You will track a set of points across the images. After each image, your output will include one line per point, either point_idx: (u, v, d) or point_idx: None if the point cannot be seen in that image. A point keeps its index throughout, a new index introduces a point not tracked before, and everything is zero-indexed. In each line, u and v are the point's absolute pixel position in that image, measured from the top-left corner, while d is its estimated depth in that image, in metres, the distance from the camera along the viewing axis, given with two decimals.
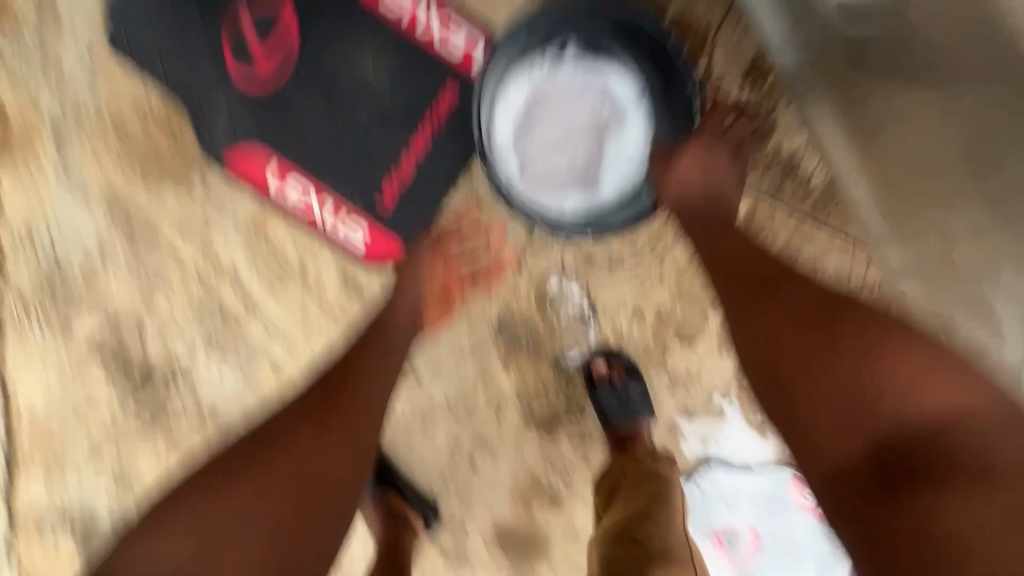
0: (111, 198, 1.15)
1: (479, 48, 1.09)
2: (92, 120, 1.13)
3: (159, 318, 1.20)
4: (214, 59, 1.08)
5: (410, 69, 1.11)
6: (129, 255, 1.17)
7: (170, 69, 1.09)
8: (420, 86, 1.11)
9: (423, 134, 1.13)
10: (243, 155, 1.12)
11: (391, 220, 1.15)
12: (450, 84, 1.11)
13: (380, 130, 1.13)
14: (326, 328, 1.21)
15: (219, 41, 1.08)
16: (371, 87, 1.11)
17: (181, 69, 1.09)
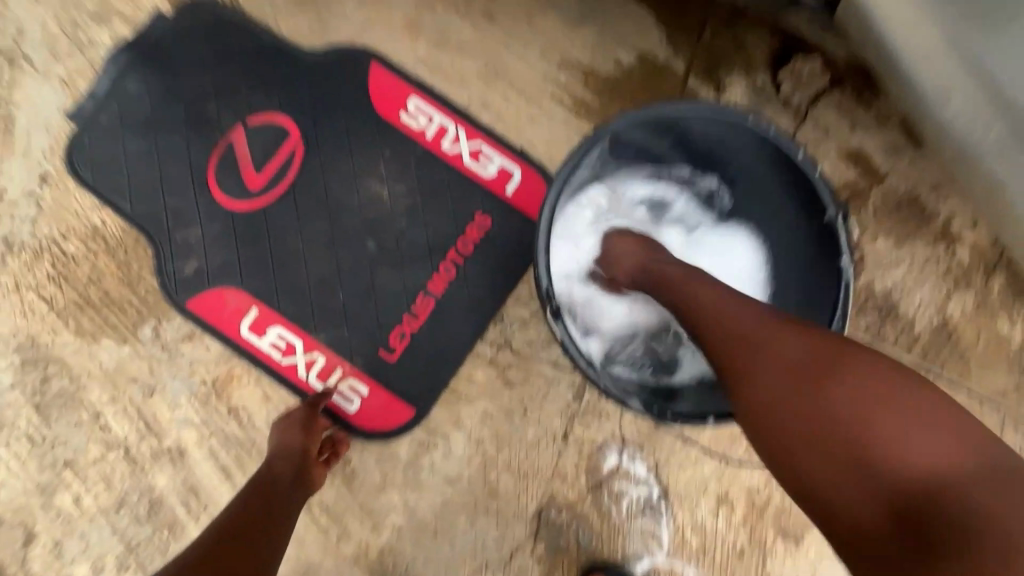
0: (25, 352, 0.87)
1: (515, 178, 0.94)
2: (21, 254, 0.88)
3: (59, 522, 0.85)
4: (194, 181, 0.91)
5: (432, 197, 0.93)
6: (34, 430, 0.86)
7: (141, 199, 0.90)
8: (445, 217, 0.93)
9: (446, 271, 0.92)
10: (215, 299, 0.88)
11: (403, 377, 0.90)
12: (479, 215, 0.93)
13: (392, 267, 0.91)
14: (298, 532, 0.87)
15: (205, 162, 0.91)
16: (386, 223, 0.92)
17: (155, 201, 0.90)
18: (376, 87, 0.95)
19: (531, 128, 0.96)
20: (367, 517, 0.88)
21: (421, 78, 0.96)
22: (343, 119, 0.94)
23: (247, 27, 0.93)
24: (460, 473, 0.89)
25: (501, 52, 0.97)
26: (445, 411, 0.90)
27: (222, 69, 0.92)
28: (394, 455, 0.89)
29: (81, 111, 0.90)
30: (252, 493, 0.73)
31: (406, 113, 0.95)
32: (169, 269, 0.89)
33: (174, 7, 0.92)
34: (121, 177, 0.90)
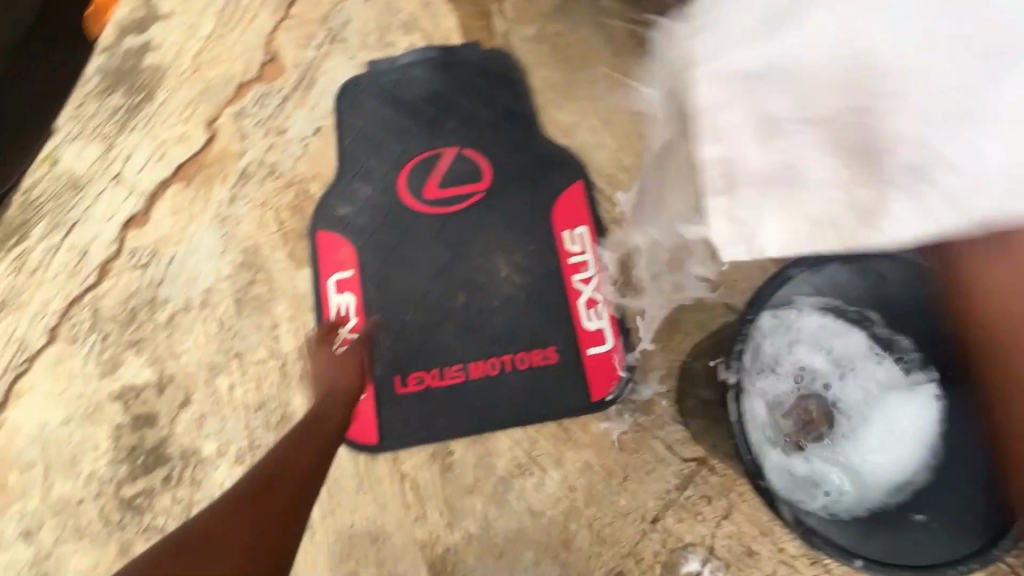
0: (246, 256, 1.05)
1: (604, 346, 0.96)
2: (277, 181, 1.08)
3: (209, 399, 0.99)
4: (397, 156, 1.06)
5: (542, 301, 0.98)
6: (225, 318, 1.02)
7: (367, 149, 1.07)
8: (535, 329, 0.97)
9: (519, 359, 0.96)
10: (335, 245, 1.03)
11: (394, 416, 0.95)
12: (553, 348, 0.96)
13: (472, 341, 0.97)
14: (384, 497, 0.93)
15: (416, 152, 1.06)
16: (497, 290, 0.99)
17: (373, 153, 1.07)
18: (564, 195, 1.02)
19: None
20: (447, 511, 0.91)
21: None
22: (534, 182, 1.03)
23: (513, 65, 1.10)
24: (544, 510, 0.91)
25: None
26: (550, 446, 0.93)
27: (480, 92, 1.08)
28: (491, 466, 0.93)
29: (366, 84, 1.10)
30: (301, 432, 0.65)
31: (569, 232, 1.01)
32: (332, 204, 1.05)
33: (464, 36, 1.11)
34: (366, 140, 1.07)
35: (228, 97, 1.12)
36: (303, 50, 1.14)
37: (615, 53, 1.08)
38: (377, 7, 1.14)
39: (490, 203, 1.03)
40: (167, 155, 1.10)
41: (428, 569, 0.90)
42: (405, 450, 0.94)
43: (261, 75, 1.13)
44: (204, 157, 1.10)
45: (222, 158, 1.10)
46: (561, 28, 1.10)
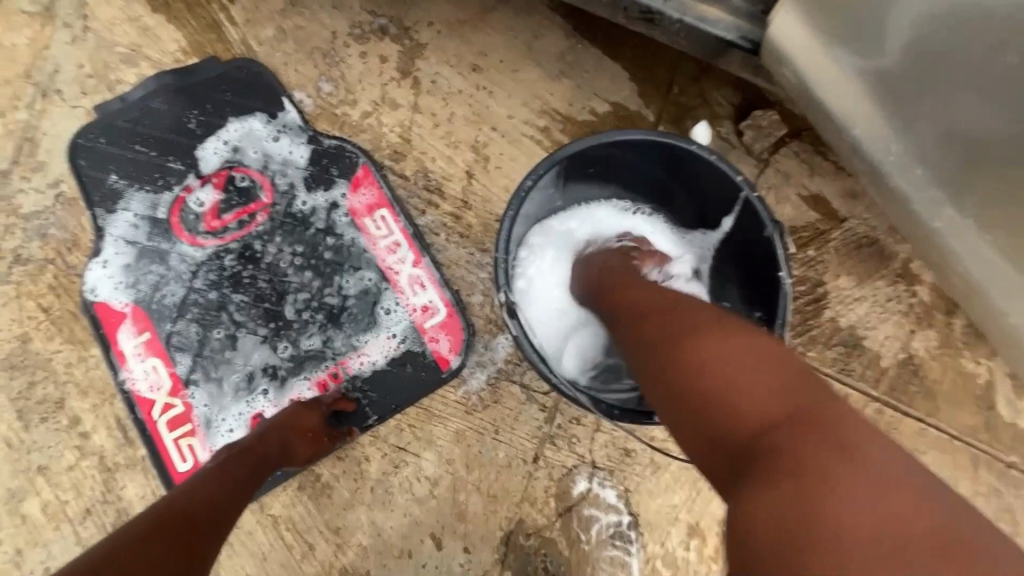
0: (16, 358, 0.90)
1: (439, 315, 0.96)
2: (27, 265, 0.93)
3: (23, 530, 0.85)
4: (159, 195, 0.96)
5: (364, 295, 0.96)
6: (14, 434, 0.88)
7: (119, 202, 0.96)
8: (363, 325, 0.95)
9: (359, 359, 0.93)
10: (120, 307, 0.92)
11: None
12: (389, 336, 0.95)
13: (304, 358, 0.93)
14: (261, 550, 0.86)
15: (182, 187, 0.97)
16: (316, 299, 0.95)
17: (127, 205, 0.96)
18: (356, 186, 1.00)
19: (513, 165, 1.05)
20: (333, 536, 0.86)
21: (413, 120, 1.05)
22: (320, 181, 1.00)
23: (259, 68, 1.03)
24: (431, 491, 0.89)
25: (487, 100, 1.07)
26: (417, 430, 0.91)
27: (234, 104, 1.01)
28: (364, 473, 0.89)
29: (95, 133, 0.98)
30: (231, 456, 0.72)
31: (370, 219, 0.99)
32: (99, 266, 0.94)
33: (195, 53, 1.03)
34: (118, 187, 0.96)
35: None
36: (13, 114, 0.99)
37: (360, 34, 1.07)
38: (87, 46, 1.02)
39: (277, 217, 0.98)
40: None
41: None
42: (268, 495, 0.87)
43: None
44: None
45: None
46: (299, 20, 1.06)
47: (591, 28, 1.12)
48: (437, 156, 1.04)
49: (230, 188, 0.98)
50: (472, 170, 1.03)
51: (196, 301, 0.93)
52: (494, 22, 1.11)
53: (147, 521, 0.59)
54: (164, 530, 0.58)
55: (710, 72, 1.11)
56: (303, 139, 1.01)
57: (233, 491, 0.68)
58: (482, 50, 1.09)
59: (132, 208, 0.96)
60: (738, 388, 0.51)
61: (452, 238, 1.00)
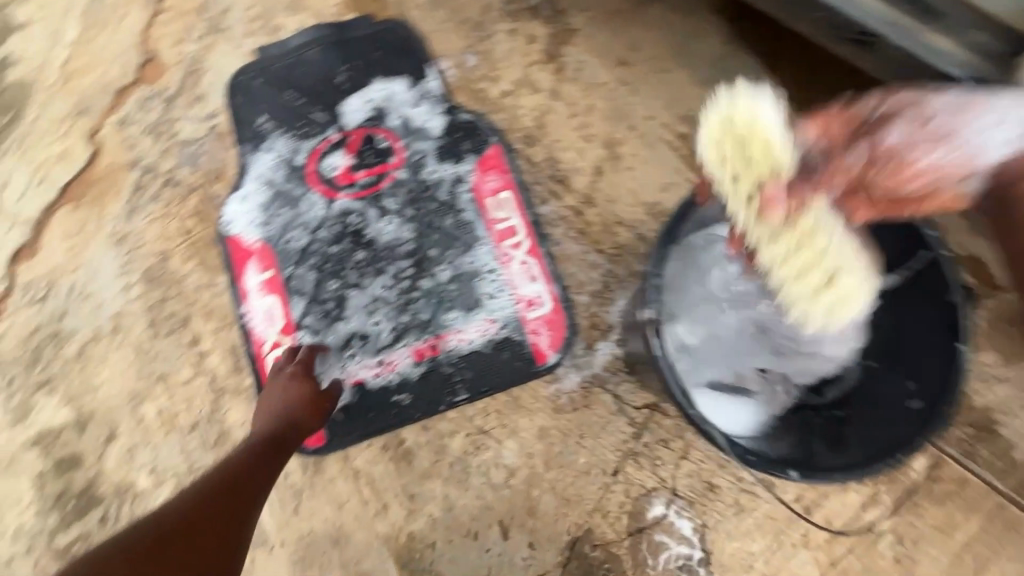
0: (153, 272, 0.97)
1: (544, 308, 0.94)
2: (176, 188, 1.00)
3: (137, 429, 0.92)
4: (300, 143, 1.00)
5: (474, 273, 0.96)
6: (141, 341, 0.95)
7: (264, 143, 1.01)
8: (469, 302, 0.95)
9: (460, 335, 0.94)
10: (250, 243, 0.97)
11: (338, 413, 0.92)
12: (492, 318, 0.95)
13: (409, 323, 0.95)
14: (339, 498, 0.89)
15: (322, 138, 1.00)
16: (428, 269, 0.96)
17: (271, 146, 1.00)
18: (484, 164, 1.00)
19: (644, 169, 1.00)
20: (407, 501, 0.89)
21: (550, 107, 1.03)
22: (450, 153, 1.00)
23: (410, 32, 1.04)
24: (506, 480, 0.89)
25: (628, 97, 1.03)
26: (503, 417, 0.91)
27: (382, 65, 1.03)
28: (446, 448, 0.90)
29: (253, 74, 1.03)
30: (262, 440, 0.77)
31: (492, 200, 0.99)
32: (237, 201, 0.99)
33: (354, 10, 1.05)
34: (265, 129, 1.01)
35: (108, 105, 1.03)
36: (184, 45, 1.05)
37: (513, 12, 1.05)
38: None
39: (404, 182, 0.99)
40: (49, 176, 1.01)
41: (395, 562, 0.87)
42: (356, 447, 0.90)
43: (142, 77, 1.04)
44: (92, 174, 1.01)
45: (111, 173, 1.01)
46: None
47: (752, 37, 1.05)
48: (568, 147, 1.01)
49: (367, 147, 1.00)
50: (600, 168, 1.00)
51: (317, 250, 0.97)
52: (650, 17, 1.06)
53: (173, 509, 0.66)
54: (186, 518, 0.64)
55: None
56: (440, 109, 1.02)
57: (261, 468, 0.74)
58: (632, 45, 1.05)
59: (275, 151, 1.00)
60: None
61: (569, 232, 0.98)
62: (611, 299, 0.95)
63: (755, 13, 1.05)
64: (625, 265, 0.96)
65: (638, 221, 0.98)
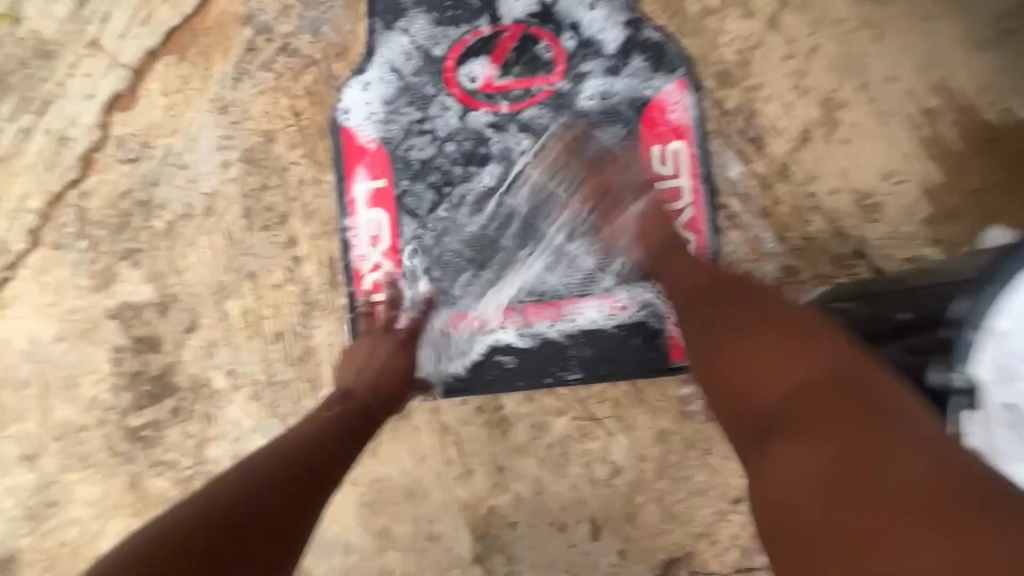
0: (255, 154, 0.85)
1: None
2: (292, 58, 0.84)
3: (220, 325, 0.84)
4: (442, 29, 0.82)
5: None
6: (234, 230, 0.85)
7: (400, 20, 0.82)
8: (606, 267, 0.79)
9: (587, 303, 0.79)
10: (365, 141, 0.82)
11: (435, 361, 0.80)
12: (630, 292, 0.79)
13: (531, 276, 0.80)
14: (422, 451, 0.80)
15: (470, 28, 0.81)
16: (564, 216, 0.79)
17: (407, 26, 0.82)
18: (661, 100, 0.80)
19: (864, 146, 0.78)
20: (495, 472, 0.79)
21: (763, 39, 0.79)
22: (620, 77, 0.80)
23: None
24: (609, 478, 0.78)
25: (868, 46, 0.79)
26: (621, 408, 0.78)
27: None
28: (548, 426, 0.79)
29: None
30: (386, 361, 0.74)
31: (661, 148, 0.79)
32: (358, 87, 0.83)
33: None
34: (404, 3, 0.83)
35: None
36: None
37: None
38: None
39: (558, 103, 0.80)
40: (155, 16, 0.87)
41: (469, 531, 0.79)
42: (449, 401, 0.80)
43: None
44: (202, 23, 0.86)
45: (222, 25, 0.86)
46: None
47: None
48: (772, 97, 0.79)
49: (523, 49, 0.81)
50: (808, 133, 0.78)
51: (440, 166, 0.81)
52: None
53: (248, 474, 0.55)
54: (261, 495, 0.53)
55: None
56: (621, 17, 0.80)
57: (390, 385, 0.73)
58: None
59: (411, 33, 0.82)
60: (771, 385, 0.51)
61: (749, 208, 0.78)
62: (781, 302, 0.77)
63: None
64: (810, 263, 0.77)
65: (839, 212, 0.77)
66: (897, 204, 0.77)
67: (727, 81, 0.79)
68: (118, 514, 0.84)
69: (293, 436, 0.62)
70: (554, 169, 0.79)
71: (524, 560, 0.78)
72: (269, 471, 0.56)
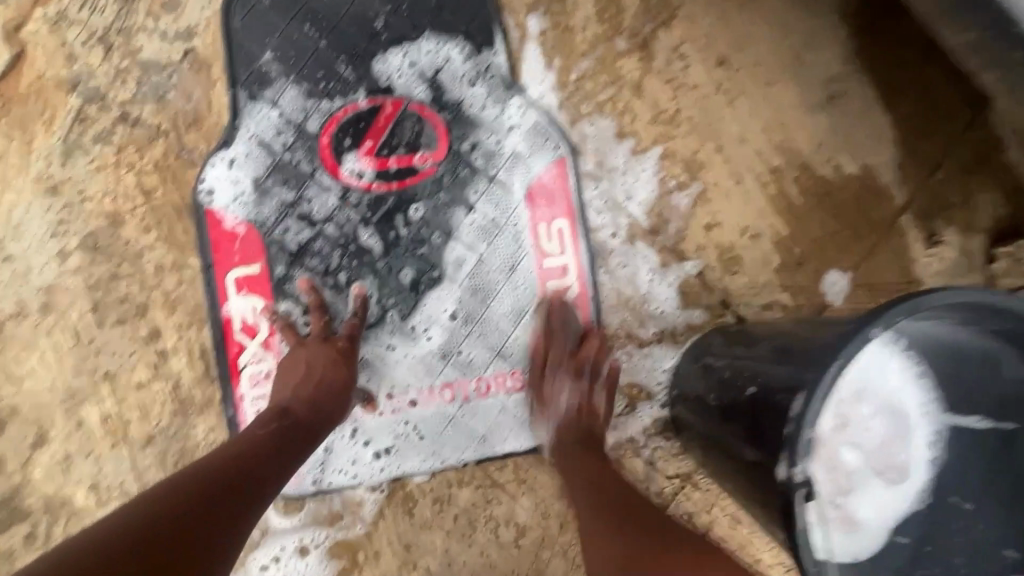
0: (100, 239, 0.75)
1: None
2: (135, 130, 0.75)
3: (76, 435, 0.75)
4: (314, 101, 0.77)
5: (510, 316, 0.80)
6: (82, 327, 0.75)
7: (260, 87, 0.76)
8: (498, 348, 0.80)
9: (479, 384, 0.80)
10: (233, 223, 0.76)
11: (316, 454, 0.78)
12: (520, 372, 0.80)
13: (423, 362, 0.79)
14: (324, 542, 0.77)
15: (345, 102, 0.77)
16: (455, 297, 0.79)
17: (270, 94, 0.77)
18: (545, 180, 0.81)
19: (724, 204, 0.85)
20: (403, 551, 0.78)
21: (630, 104, 0.83)
22: (504, 154, 0.80)
23: None
24: (516, 540, 0.80)
25: (722, 109, 0.85)
26: (522, 471, 0.80)
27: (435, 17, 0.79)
28: (452, 498, 0.79)
29: None
30: (317, 383, 0.67)
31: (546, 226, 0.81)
32: (222, 164, 0.76)
33: None
34: (268, 72, 0.77)
35: None
36: None
37: None
38: None
39: (440, 181, 0.79)
40: None
41: None
42: (324, 491, 0.78)
43: None
44: (12, 89, 0.74)
45: (39, 91, 0.74)
46: None
47: (876, 60, 0.87)
48: (642, 161, 0.83)
49: (404, 126, 0.78)
50: (675, 194, 0.84)
51: (321, 249, 0.77)
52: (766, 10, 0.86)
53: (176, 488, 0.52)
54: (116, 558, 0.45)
55: (985, 168, 0.88)
56: (502, 94, 0.80)
57: (324, 402, 0.67)
58: (739, 42, 0.85)
59: (280, 105, 0.77)
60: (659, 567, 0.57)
61: (626, 268, 0.82)
62: (659, 357, 0.83)
63: (885, 31, 0.87)
64: (682, 316, 0.83)
65: (706, 266, 0.84)
66: (754, 255, 0.85)
67: (601, 148, 0.82)
68: None
69: (171, 487, 0.52)
70: (442, 248, 0.79)
71: None
72: (200, 489, 0.53)
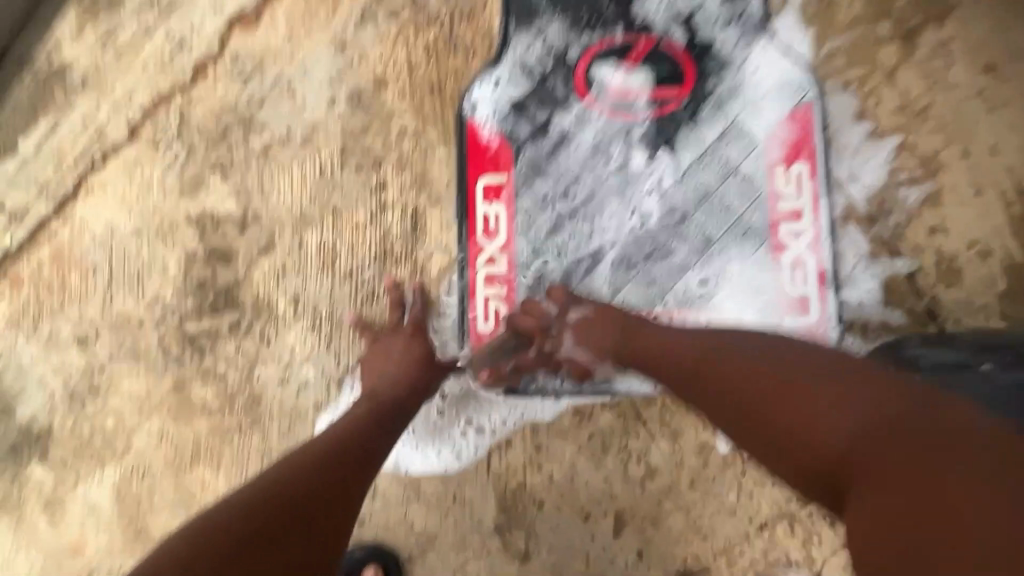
0: (365, 96, 0.87)
1: (808, 318, 0.79)
2: (420, 14, 0.87)
3: (295, 253, 0.86)
4: (576, 34, 0.84)
5: (738, 256, 0.80)
6: (328, 164, 0.86)
7: (526, 16, 0.85)
8: (716, 287, 0.80)
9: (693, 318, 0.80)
10: (489, 133, 0.84)
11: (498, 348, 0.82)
12: (736, 315, 0.80)
13: (639, 287, 0.81)
14: (465, 417, 0.81)
15: (603, 36, 0.83)
16: (688, 226, 0.81)
17: (536, 21, 0.85)
18: (784, 126, 0.81)
19: (957, 211, 0.79)
20: (532, 450, 0.80)
21: (878, 88, 0.81)
22: (748, 96, 0.82)
23: None
24: (642, 480, 0.79)
25: (979, 115, 0.80)
26: (668, 415, 0.79)
27: None
28: (593, 417, 0.80)
29: None
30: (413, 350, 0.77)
31: (784, 170, 0.81)
32: (488, 84, 0.85)
33: None
34: (538, 6, 0.85)
35: None
36: None
37: None
38: None
39: (690, 115, 0.82)
40: None
41: (496, 503, 0.80)
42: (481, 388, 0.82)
43: None
44: None
45: None
46: None
47: None
48: (877, 147, 0.80)
49: (655, 60, 0.83)
50: (904, 187, 0.80)
51: (567, 158, 0.83)
52: None
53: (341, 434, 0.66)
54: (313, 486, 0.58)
55: None
56: (752, 38, 0.82)
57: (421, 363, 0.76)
58: (1017, 52, 0.80)
59: (544, 35, 0.84)
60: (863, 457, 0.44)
61: (835, 248, 0.79)
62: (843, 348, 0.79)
63: None
64: (879, 313, 0.78)
65: (919, 269, 0.78)
66: (978, 272, 0.78)
67: (837, 122, 0.81)
68: (156, 413, 0.85)
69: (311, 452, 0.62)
70: (683, 176, 0.82)
71: (544, 542, 0.79)
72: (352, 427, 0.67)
